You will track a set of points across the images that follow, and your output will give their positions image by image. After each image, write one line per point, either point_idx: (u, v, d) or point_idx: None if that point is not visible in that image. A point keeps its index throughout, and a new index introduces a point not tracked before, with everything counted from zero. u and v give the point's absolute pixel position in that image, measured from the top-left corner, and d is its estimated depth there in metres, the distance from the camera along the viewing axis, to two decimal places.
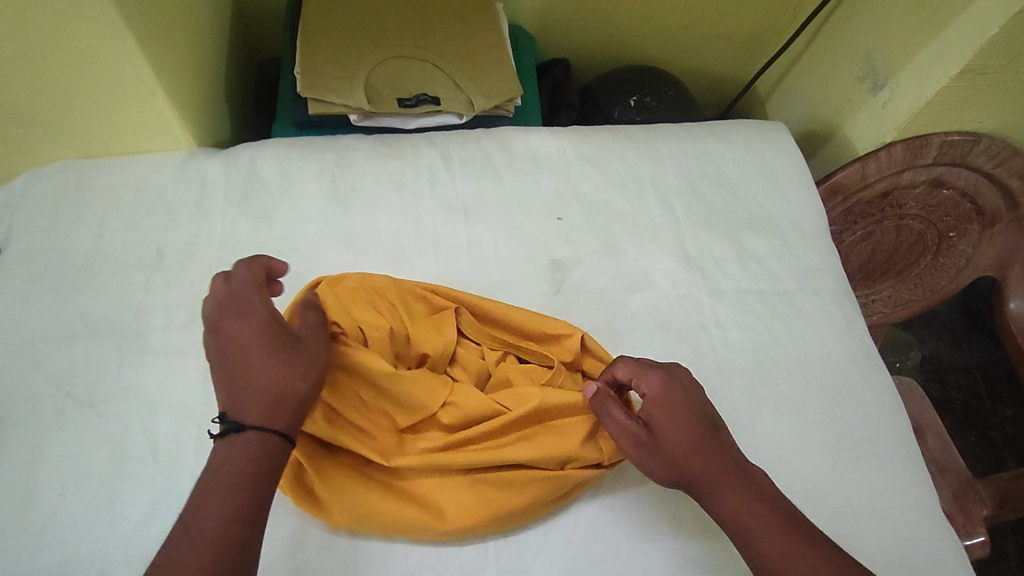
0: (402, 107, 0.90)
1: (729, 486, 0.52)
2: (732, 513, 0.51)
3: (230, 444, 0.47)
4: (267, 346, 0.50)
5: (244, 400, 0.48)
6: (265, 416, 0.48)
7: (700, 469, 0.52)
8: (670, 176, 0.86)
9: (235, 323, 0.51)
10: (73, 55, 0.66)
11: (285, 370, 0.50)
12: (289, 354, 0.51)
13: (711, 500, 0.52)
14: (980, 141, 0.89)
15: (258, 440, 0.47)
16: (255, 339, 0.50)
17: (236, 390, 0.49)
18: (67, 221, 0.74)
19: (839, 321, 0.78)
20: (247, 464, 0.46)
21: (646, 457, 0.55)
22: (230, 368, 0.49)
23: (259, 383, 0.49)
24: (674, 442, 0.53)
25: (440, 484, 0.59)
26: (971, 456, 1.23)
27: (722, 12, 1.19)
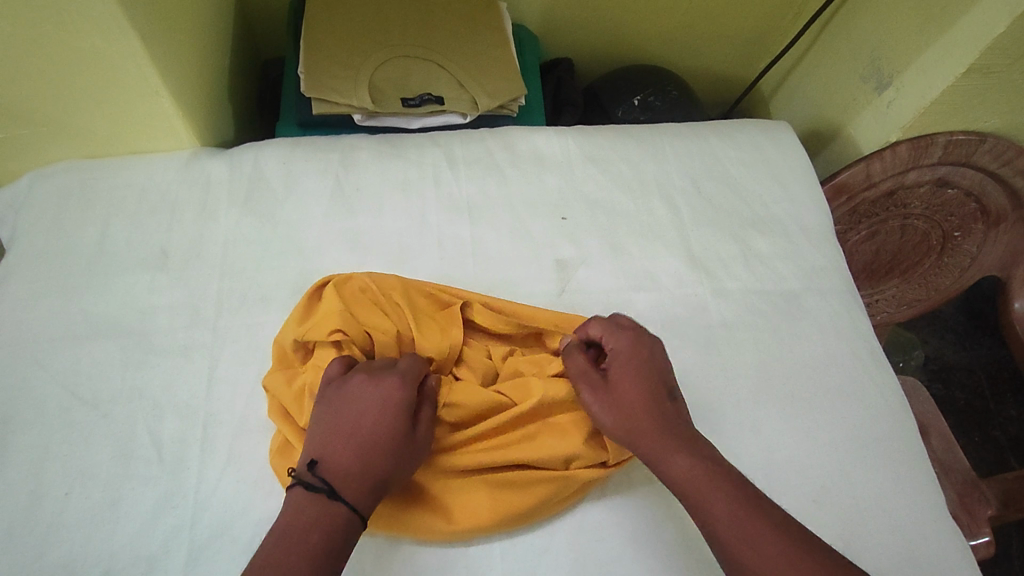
0: (406, 107, 0.90)
1: (666, 442, 0.55)
2: (677, 473, 0.53)
3: (320, 508, 0.50)
4: (395, 434, 0.54)
5: (350, 473, 0.51)
6: (360, 498, 0.51)
7: (642, 421, 0.56)
8: (674, 176, 0.86)
9: (378, 400, 0.54)
10: (78, 55, 0.66)
11: (396, 464, 0.53)
12: (408, 451, 0.54)
13: (648, 453, 0.55)
14: (984, 141, 0.89)
15: (345, 519, 0.50)
16: (387, 422, 0.54)
17: (348, 462, 0.52)
18: (72, 222, 0.75)
19: (844, 321, 0.78)
20: (330, 540, 0.48)
21: (596, 399, 0.58)
22: (353, 435, 0.53)
23: (370, 466, 0.52)
24: (627, 392, 0.57)
25: (449, 484, 0.59)
26: (975, 456, 1.23)
27: (726, 12, 1.19)
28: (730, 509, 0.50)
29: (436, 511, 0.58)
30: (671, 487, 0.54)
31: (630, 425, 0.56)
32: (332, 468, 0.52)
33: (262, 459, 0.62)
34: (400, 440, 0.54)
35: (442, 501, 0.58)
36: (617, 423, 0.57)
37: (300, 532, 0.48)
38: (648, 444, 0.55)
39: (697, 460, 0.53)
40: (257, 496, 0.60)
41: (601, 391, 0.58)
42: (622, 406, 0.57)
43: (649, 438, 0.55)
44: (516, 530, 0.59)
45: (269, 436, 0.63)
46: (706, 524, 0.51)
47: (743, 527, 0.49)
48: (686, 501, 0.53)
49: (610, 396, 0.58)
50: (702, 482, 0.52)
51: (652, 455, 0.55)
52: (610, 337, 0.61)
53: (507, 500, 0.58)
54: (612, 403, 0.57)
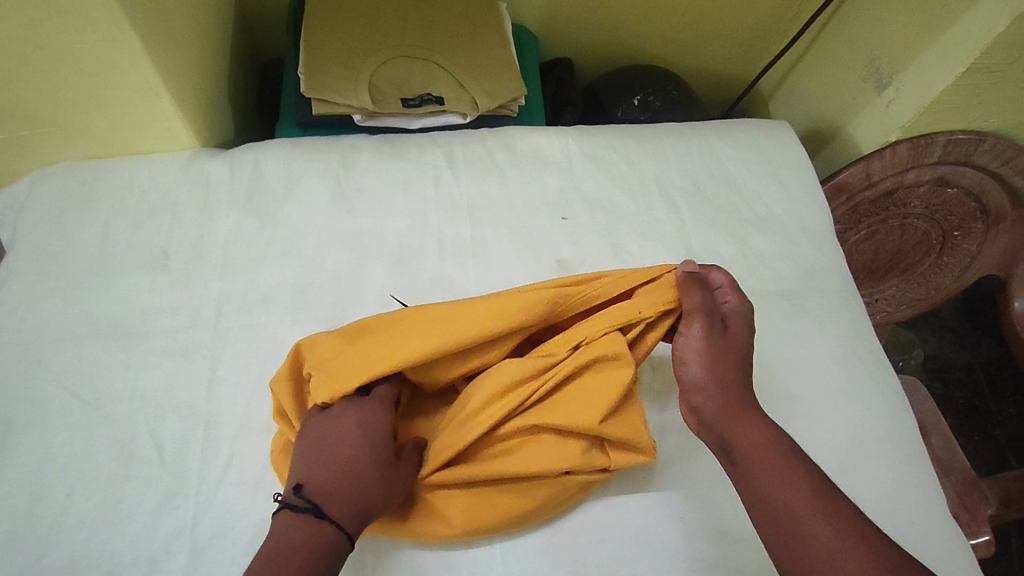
0: (406, 107, 0.90)
1: (748, 410, 0.56)
2: (747, 441, 0.54)
3: (306, 526, 0.51)
4: (378, 458, 0.55)
5: (335, 493, 0.52)
6: (345, 517, 0.52)
7: (735, 381, 0.58)
8: (674, 175, 0.86)
9: (359, 425, 0.56)
10: (78, 56, 0.66)
11: (382, 485, 0.54)
12: (391, 474, 0.55)
13: (728, 408, 0.56)
14: (984, 140, 0.89)
15: (331, 538, 0.51)
16: (368, 446, 0.55)
17: (330, 484, 0.53)
18: (72, 222, 0.75)
19: (844, 321, 0.78)
20: (318, 557, 0.49)
21: (706, 339, 0.60)
22: (333, 460, 0.54)
23: (354, 487, 0.53)
24: (731, 349, 0.60)
25: (450, 491, 0.59)
26: (974, 454, 1.23)
27: (725, 12, 1.19)
28: (808, 481, 0.50)
29: (436, 516, 0.58)
30: (738, 444, 0.54)
31: (722, 379, 0.58)
32: (316, 490, 0.53)
33: (263, 460, 0.62)
34: (382, 464, 0.55)
35: (442, 508, 0.58)
36: (712, 372, 0.59)
37: (287, 550, 0.49)
38: (735, 401, 0.57)
39: (776, 433, 0.55)
40: (257, 497, 0.60)
41: (715, 333, 0.60)
42: (723, 358, 0.59)
43: (734, 399, 0.57)
44: (514, 531, 0.59)
45: (270, 437, 0.63)
46: (774, 485, 0.51)
47: (818, 497, 0.50)
48: (753, 462, 0.53)
49: (720, 343, 0.60)
50: (779, 450, 0.53)
51: (734, 411, 0.56)
52: (727, 292, 0.64)
53: (503, 504, 0.58)
54: (718, 351, 0.60)
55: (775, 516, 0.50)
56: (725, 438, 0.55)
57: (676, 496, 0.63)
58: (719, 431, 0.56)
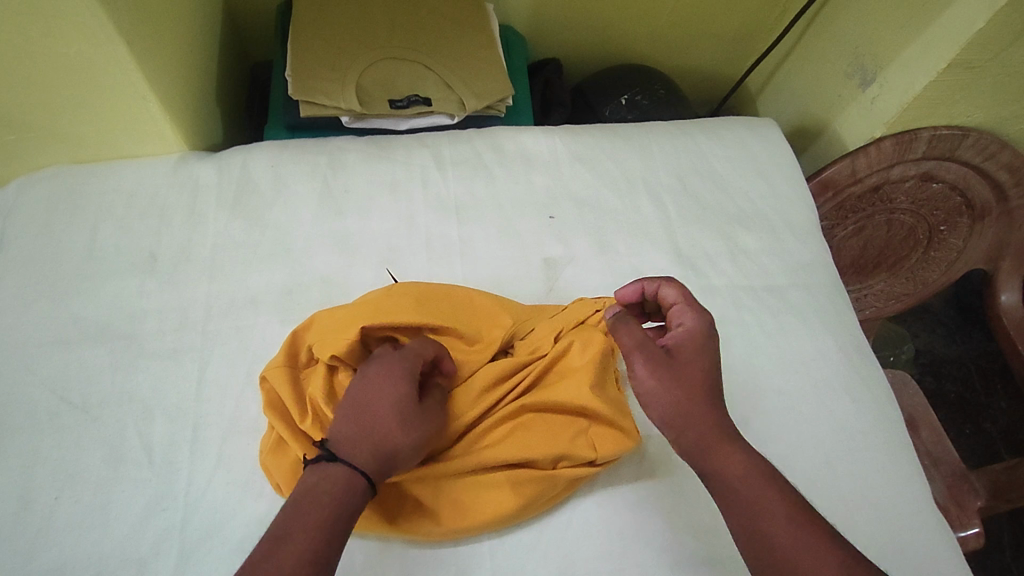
0: (393, 108, 0.91)
1: (723, 434, 0.52)
2: (728, 475, 0.51)
3: (323, 471, 0.50)
4: (405, 398, 0.54)
5: (355, 437, 0.51)
6: (363, 459, 0.51)
7: (702, 409, 0.52)
8: (660, 173, 0.87)
9: (385, 368, 0.55)
10: (63, 60, 0.67)
11: (403, 424, 0.53)
12: (417, 413, 0.54)
13: (706, 435, 0.52)
14: (968, 135, 0.90)
15: (347, 480, 0.50)
16: (395, 386, 0.54)
17: (354, 429, 0.52)
18: (60, 227, 0.75)
19: (829, 315, 0.79)
20: (333, 500, 0.49)
21: (652, 376, 0.53)
22: (362, 402, 0.53)
23: (378, 428, 0.52)
24: (689, 374, 0.54)
25: (436, 490, 0.59)
26: (965, 448, 1.24)
27: (711, 11, 1.20)
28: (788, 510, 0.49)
29: (423, 513, 0.58)
30: (718, 480, 0.51)
31: (686, 408, 0.52)
32: (340, 435, 0.52)
33: (253, 460, 0.62)
34: (408, 403, 0.54)
35: (429, 506, 0.58)
36: (668, 407, 0.52)
37: (303, 496, 0.49)
38: (709, 431, 0.52)
39: (753, 458, 0.51)
40: (246, 497, 0.60)
41: (662, 365, 0.53)
42: (682, 388, 0.53)
43: (707, 427, 0.52)
44: (503, 529, 0.60)
45: (260, 437, 0.63)
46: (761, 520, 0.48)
47: (806, 529, 0.48)
48: (736, 497, 0.50)
49: (674, 374, 0.53)
50: (760, 480, 0.50)
51: (711, 444, 0.51)
52: (684, 313, 0.58)
53: (490, 500, 0.58)
54: (673, 382, 0.53)
55: (764, 556, 0.48)
56: (706, 473, 0.51)
57: (662, 491, 0.63)
58: (697, 463, 0.52)
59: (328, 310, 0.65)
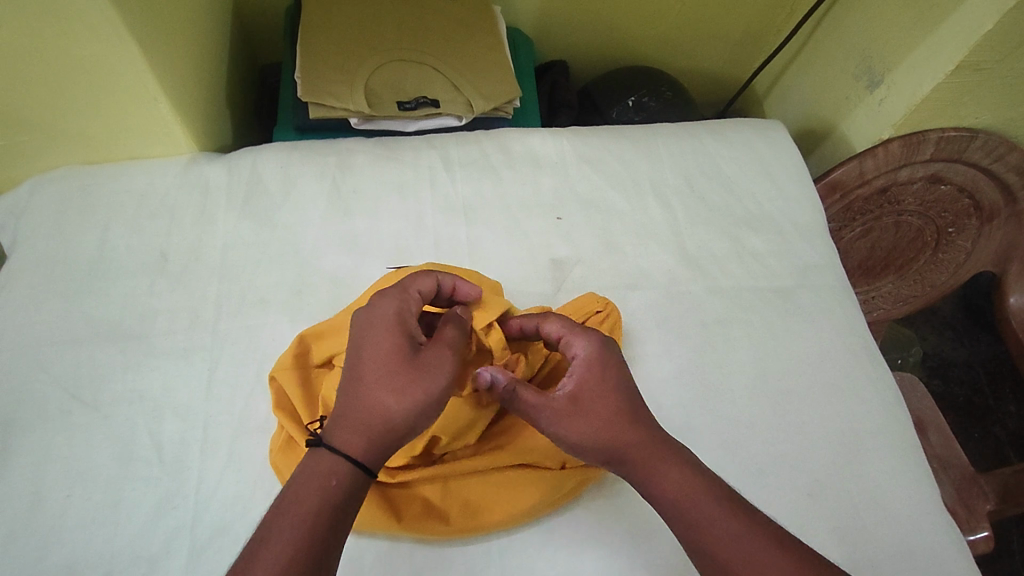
0: (401, 110, 0.91)
1: (663, 449, 0.53)
2: (666, 489, 0.51)
3: (310, 465, 0.50)
4: (391, 358, 0.53)
5: (346, 412, 0.52)
6: (354, 437, 0.51)
7: (624, 441, 0.53)
8: (668, 175, 0.87)
9: (368, 323, 0.54)
10: (77, 62, 0.67)
11: (392, 390, 0.51)
12: (408, 369, 0.52)
13: (637, 463, 0.53)
14: (976, 137, 0.90)
15: (333, 470, 0.49)
16: (380, 346, 0.53)
17: (345, 403, 0.52)
18: (71, 227, 0.75)
19: (837, 316, 0.79)
20: (318, 493, 0.48)
21: (564, 428, 0.54)
22: (352, 370, 0.53)
23: (367, 398, 0.52)
24: (596, 412, 0.54)
25: (445, 489, 0.60)
26: (974, 451, 1.24)
27: (719, 13, 1.20)
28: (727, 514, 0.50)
29: (433, 514, 0.59)
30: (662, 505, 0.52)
31: (607, 447, 0.53)
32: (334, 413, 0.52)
33: (262, 459, 0.62)
34: (390, 366, 0.52)
35: (439, 506, 0.59)
36: (591, 451, 0.54)
37: (288, 491, 0.49)
38: (639, 459, 0.53)
39: (696, 472, 0.52)
40: (255, 496, 0.60)
41: (568, 414, 0.54)
42: (596, 428, 0.53)
43: (635, 455, 0.53)
44: (511, 526, 0.60)
45: (270, 437, 0.64)
46: (700, 530, 0.50)
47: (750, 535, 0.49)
48: (675, 510, 0.51)
49: (582, 418, 0.54)
50: (698, 494, 0.51)
51: (642, 467, 0.52)
52: (575, 343, 0.57)
53: (499, 499, 0.59)
54: (584, 425, 0.53)
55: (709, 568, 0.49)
56: (647, 495, 0.53)
57: None
58: (637, 488, 0.53)
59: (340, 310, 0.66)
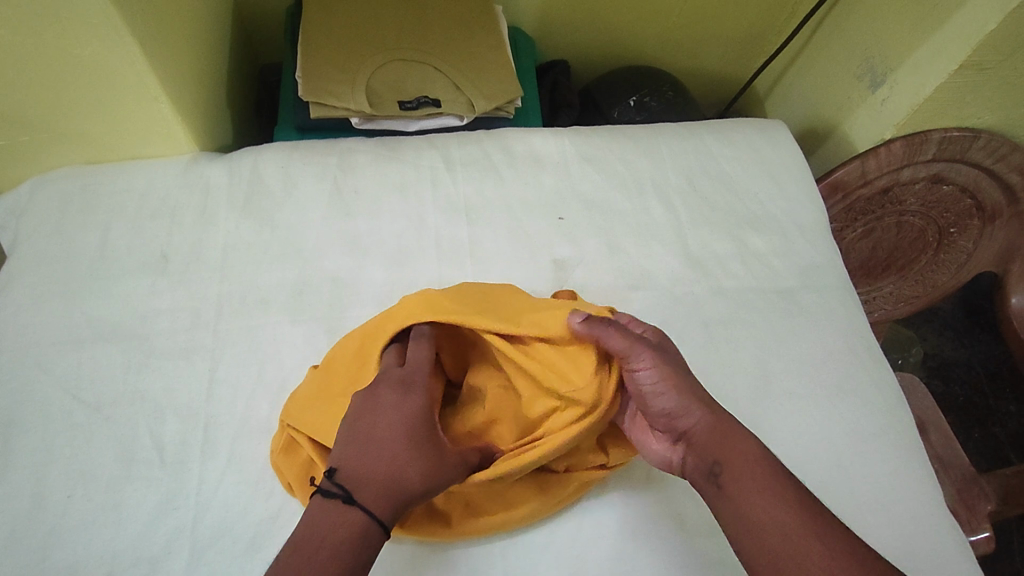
0: (403, 109, 0.91)
1: (734, 424, 0.54)
2: (743, 458, 0.52)
3: (337, 515, 0.49)
4: (419, 434, 0.53)
5: (368, 478, 0.51)
6: (377, 503, 0.50)
7: (708, 399, 0.55)
8: (670, 175, 0.87)
9: (394, 399, 0.54)
10: (78, 62, 0.67)
11: (421, 465, 0.51)
12: (434, 450, 0.53)
13: (718, 426, 0.54)
14: (979, 137, 0.90)
15: (361, 526, 0.49)
16: (407, 419, 0.53)
17: (367, 468, 0.51)
18: (71, 227, 0.75)
19: (840, 316, 0.79)
20: (350, 548, 0.48)
21: (659, 366, 0.54)
22: (375, 436, 0.52)
23: (392, 468, 0.51)
24: (682, 366, 0.56)
25: (448, 498, 0.59)
26: (975, 452, 1.23)
27: (720, 13, 1.20)
28: (793, 493, 0.50)
29: (437, 519, 0.58)
30: (729, 466, 0.52)
31: (702, 398, 0.55)
32: (350, 474, 0.51)
33: (263, 460, 0.62)
34: (415, 437, 0.52)
35: (442, 510, 0.58)
36: (683, 395, 0.54)
37: (314, 541, 0.48)
38: (722, 420, 0.54)
39: (766, 451, 0.52)
40: (256, 497, 0.60)
41: (662, 358, 0.55)
42: (690, 378, 0.55)
43: (718, 418, 0.54)
44: (514, 530, 0.60)
45: (270, 437, 0.64)
46: (765, 505, 0.49)
47: (816, 524, 0.48)
48: (744, 480, 0.51)
49: (674, 366, 0.55)
50: (768, 469, 0.51)
51: (724, 430, 0.53)
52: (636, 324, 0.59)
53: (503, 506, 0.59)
54: (678, 372, 0.55)
55: (774, 546, 0.48)
56: (722, 459, 0.52)
57: (672, 492, 0.63)
58: (713, 452, 0.53)
59: (369, 330, 0.62)
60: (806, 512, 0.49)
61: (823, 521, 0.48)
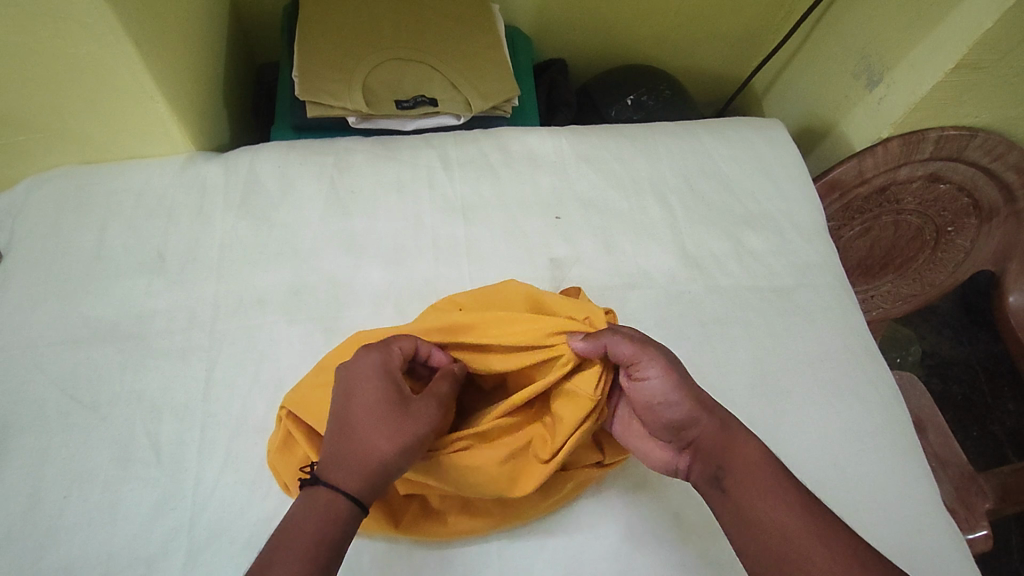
0: (400, 108, 0.91)
1: (737, 429, 0.54)
2: (747, 463, 0.52)
3: (309, 495, 0.50)
4: (378, 403, 0.52)
5: (334, 454, 0.51)
6: (343, 477, 0.50)
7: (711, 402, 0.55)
8: (667, 174, 0.87)
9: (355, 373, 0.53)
10: (73, 62, 0.67)
11: (382, 431, 0.51)
12: (394, 416, 0.52)
13: (721, 431, 0.53)
14: (976, 136, 0.90)
15: (330, 501, 0.49)
16: (368, 390, 0.52)
17: (334, 445, 0.51)
18: (68, 227, 0.75)
19: (837, 315, 0.79)
20: (319, 522, 0.48)
21: (666, 362, 0.55)
22: (340, 412, 0.53)
23: (355, 441, 0.51)
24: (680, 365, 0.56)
25: (444, 498, 0.59)
26: (974, 450, 1.24)
27: (718, 12, 1.20)
28: (795, 497, 0.50)
29: (433, 518, 0.59)
30: (732, 469, 0.52)
31: (704, 401, 0.54)
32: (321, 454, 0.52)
33: (259, 460, 0.62)
34: (381, 407, 0.52)
35: (439, 510, 0.59)
36: (687, 396, 0.54)
37: (289, 521, 0.48)
38: (724, 424, 0.54)
39: (769, 453, 0.53)
40: (253, 497, 0.60)
41: (666, 356, 0.55)
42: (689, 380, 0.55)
43: (720, 422, 0.54)
44: (509, 529, 0.60)
45: (267, 438, 0.64)
46: (766, 510, 0.49)
47: (819, 528, 0.48)
48: (744, 485, 0.51)
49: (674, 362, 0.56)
50: (771, 472, 0.51)
51: (727, 435, 0.53)
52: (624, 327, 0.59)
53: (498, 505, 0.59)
54: (679, 370, 0.55)
55: (774, 551, 0.48)
56: (725, 465, 0.52)
57: (668, 492, 0.63)
58: (715, 459, 0.53)
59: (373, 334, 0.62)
60: (808, 516, 0.49)
61: (825, 525, 0.48)
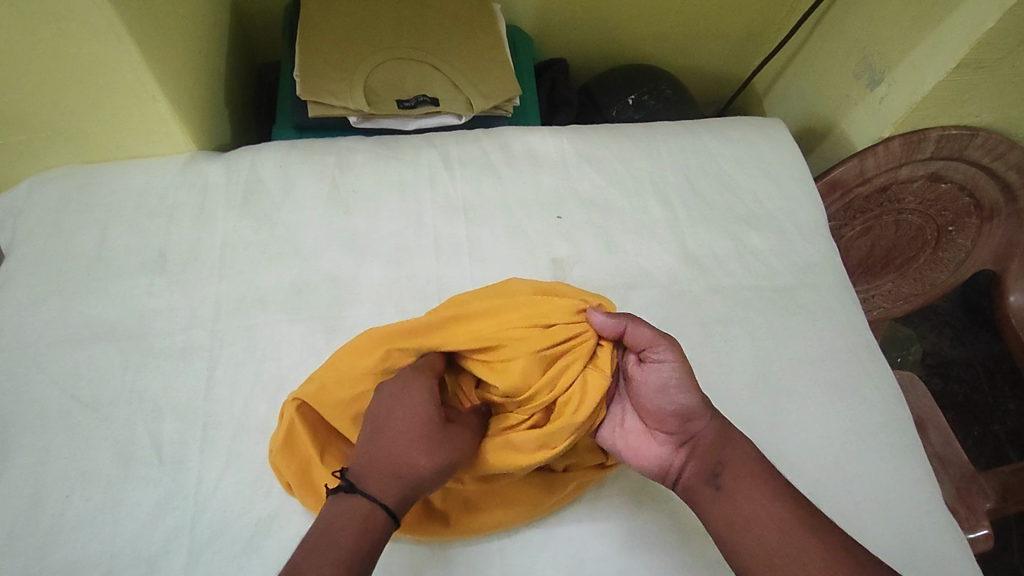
0: (401, 107, 0.91)
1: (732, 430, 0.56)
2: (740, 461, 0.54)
3: (344, 504, 0.51)
4: (422, 422, 0.53)
5: (374, 467, 0.52)
6: (382, 490, 0.51)
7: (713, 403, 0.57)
8: (669, 174, 0.87)
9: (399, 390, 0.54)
10: (75, 61, 0.67)
11: (424, 451, 0.52)
12: (437, 436, 0.52)
13: (721, 432, 0.55)
14: (976, 135, 0.90)
15: (366, 513, 0.50)
16: (412, 409, 0.53)
17: (374, 457, 0.52)
18: (69, 227, 0.75)
19: (838, 314, 0.79)
20: (356, 535, 0.49)
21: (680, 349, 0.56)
22: (382, 426, 0.53)
23: (395, 456, 0.52)
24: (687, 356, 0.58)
25: (446, 498, 0.59)
26: (974, 450, 1.24)
27: (718, 11, 1.20)
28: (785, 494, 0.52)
29: (434, 518, 0.59)
30: (729, 466, 0.54)
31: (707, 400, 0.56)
32: (359, 465, 0.52)
33: (261, 460, 0.62)
34: (424, 426, 0.52)
35: (440, 510, 0.59)
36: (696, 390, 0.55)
37: (324, 530, 0.49)
38: (725, 424, 0.56)
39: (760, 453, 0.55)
40: (255, 497, 0.60)
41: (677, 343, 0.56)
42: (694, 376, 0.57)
43: (719, 424, 0.56)
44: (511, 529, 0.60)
45: (269, 437, 0.63)
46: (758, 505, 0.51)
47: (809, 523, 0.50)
48: (737, 480, 0.53)
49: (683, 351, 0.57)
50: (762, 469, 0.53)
51: (724, 434, 0.55)
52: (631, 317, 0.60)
53: (499, 505, 0.59)
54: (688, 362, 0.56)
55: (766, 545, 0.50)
56: (723, 461, 0.54)
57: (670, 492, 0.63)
58: (712, 456, 0.54)
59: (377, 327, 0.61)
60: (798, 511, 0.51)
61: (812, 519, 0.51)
